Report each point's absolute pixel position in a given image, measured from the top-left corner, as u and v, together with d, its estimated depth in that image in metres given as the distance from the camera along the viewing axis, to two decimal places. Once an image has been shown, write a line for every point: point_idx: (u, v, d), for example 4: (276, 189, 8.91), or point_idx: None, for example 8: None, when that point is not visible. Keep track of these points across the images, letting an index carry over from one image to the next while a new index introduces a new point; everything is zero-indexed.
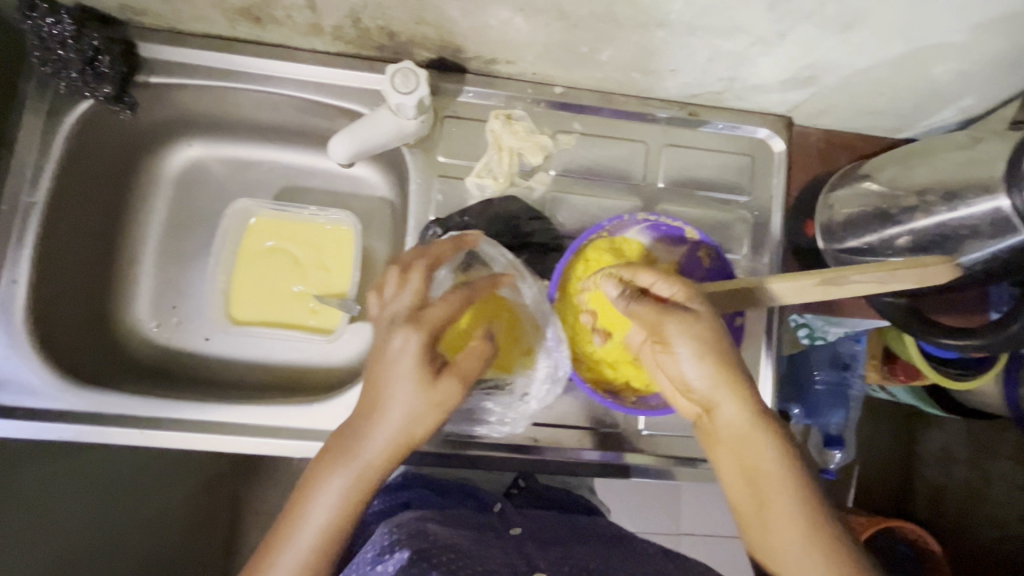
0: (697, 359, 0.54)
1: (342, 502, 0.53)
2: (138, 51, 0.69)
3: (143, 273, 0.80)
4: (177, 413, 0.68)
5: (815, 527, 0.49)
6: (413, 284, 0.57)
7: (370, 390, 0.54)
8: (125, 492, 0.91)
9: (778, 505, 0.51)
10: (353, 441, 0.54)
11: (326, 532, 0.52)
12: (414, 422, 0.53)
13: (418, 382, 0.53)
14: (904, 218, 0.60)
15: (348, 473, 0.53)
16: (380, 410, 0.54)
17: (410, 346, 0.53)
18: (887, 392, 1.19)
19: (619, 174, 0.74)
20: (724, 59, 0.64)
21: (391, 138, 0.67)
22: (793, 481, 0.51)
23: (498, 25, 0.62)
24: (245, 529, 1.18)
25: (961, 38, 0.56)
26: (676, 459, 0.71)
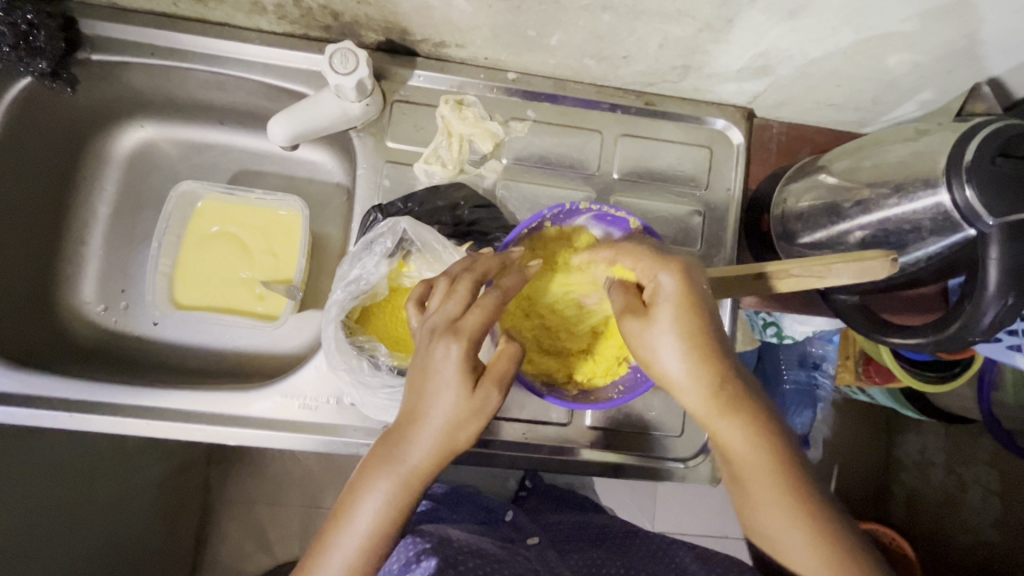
0: (679, 356, 0.48)
1: (385, 510, 0.49)
2: (79, 28, 0.68)
3: (90, 255, 0.78)
4: (113, 397, 0.67)
5: (795, 507, 0.48)
6: (459, 293, 0.52)
7: (411, 396, 0.49)
8: (89, 477, 0.90)
9: (757, 488, 0.49)
10: (392, 449, 0.49)
11: (370, 540, 0.49)
12: (459, 429, 0.49)
13: (462, 390, 0.48)
14: (854, 212, 0.59)
15: (392, 482, 0.49)
16: (420, 419, 0.49)
17: (454, 355, 0.48)
18: (868, 395, 1.16)
19: (573, 164, 0.73)
20: (675, 45, 0.62)
21: (336, 122, 0.66)
22: (782, 476, 0.48)
23: (440, 6, 0.60)
24: (218, 517, 1.16)
25: (911, 27, 0.54)
26: (623, 455, 0.71)
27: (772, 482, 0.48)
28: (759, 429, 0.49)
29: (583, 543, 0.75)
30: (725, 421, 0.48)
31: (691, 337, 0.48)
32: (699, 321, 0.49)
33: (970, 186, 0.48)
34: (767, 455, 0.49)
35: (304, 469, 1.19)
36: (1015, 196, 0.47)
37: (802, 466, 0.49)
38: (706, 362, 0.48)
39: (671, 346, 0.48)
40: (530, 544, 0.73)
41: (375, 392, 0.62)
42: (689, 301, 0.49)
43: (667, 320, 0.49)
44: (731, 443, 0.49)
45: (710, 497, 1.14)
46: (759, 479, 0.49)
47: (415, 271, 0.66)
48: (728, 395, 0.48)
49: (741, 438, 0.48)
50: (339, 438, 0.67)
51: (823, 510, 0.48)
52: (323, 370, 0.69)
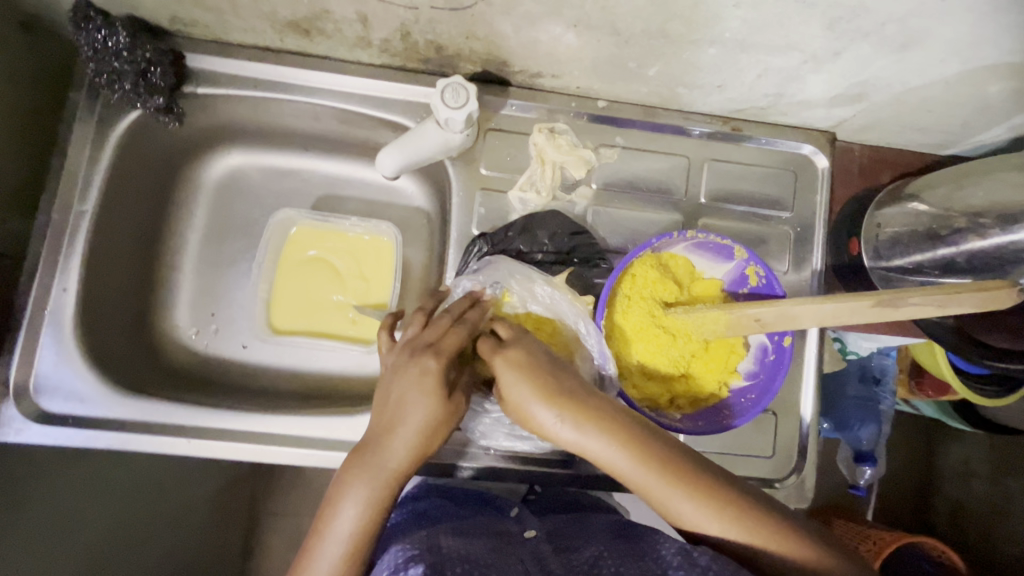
0: (528, 386, 0.51)
1: (364, 516, 0.51)
2: (187, 62, 0.70)
3: (183, 281, 0.80)
4: (220, 422, 0.69)
5: (705, 495, 0.48)
6: (439, 322, 0.58)
7: (385, 412, 0.53)
8: (147, 496, 0.90)
9: (671, 499, 0.48)
10: (367, 458, 0.52)
11: (352, 546, 0.51)
12: (432, 435, 0.53)
13: (436, 401, 0.53)
14: (957, 238, 0.60)
15: (373, 483, 0.51)
16: (394, 429, 0.53)
17: (434, 368, 0.53)
18: (911, 405, 1.16)
19: (660, 189, 0.74)
20: (773, 75, 0.64)
21: (438, 151, 0.67)
22: (686, 475, 0.48)
23: (548, 40, 0.62)
24: (264, 532, 1.15)
25: (1019, 59, 0.55)
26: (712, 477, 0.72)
27: (678, 483, 0.48)
28: (636, 438, 0.49)
29: (585, 535, 0.60)
30: (589, 441, 0.49)
31: (534, 373, 0.52)
32: (531, 359, 0.53)
33: None
34: (665, 458, 0.49)
35: None
36: None
37: (696, 456, 0.50)
38: (552, 387, 0.51)
39: (512, 380, 0.52)
40: (526, 538, 0.59)
41: None
42: (521, 354, 0.53)
43: (514, 373, 0.52)
44: (625, 467, 0.49)
45: None
46: (662, 489, 0.48)
47: (517, 299, 0.66)
48: (582, 407, 0.50)
49: (609, 451, 0.49)
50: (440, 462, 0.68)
51: (728, 486, 0.49)
52: None
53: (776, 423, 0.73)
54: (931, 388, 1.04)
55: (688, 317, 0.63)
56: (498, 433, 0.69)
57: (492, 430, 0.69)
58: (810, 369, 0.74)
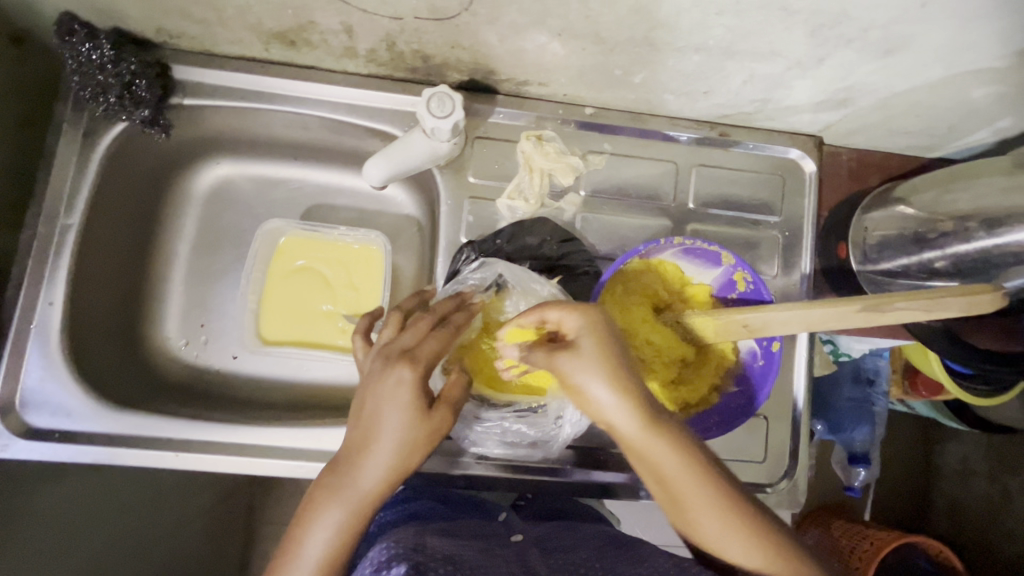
0: (598, 371, 0.48)
1: (335, 540, 0.48)
2: (172, 74, 0.70)
3: (172, 292, 0.80)
4: (208, 435, 0.68)
5: (753, 531, 0.46)
6: (417, 327, 0.57)
7: (362, 425, 0.51)
8: (136, 508, 0.90)
9: (719, 527, 0.46)
10: (343, 477, 0.50)
11: (320, 570, 0.47)
12: (410, 452, 0.51)
13: (413, 415, 0.51)
14: (943, 242, 0.60)
15: (344, 506, 0.49)
16: (371, 444, 0.51)
17: (407, 378, 0.51)
18: (905, 405, 1.16)
19: (649, 195, 0.74)
20: (759, 81, 0.64)
21: (425, 160, 0.67)
22: (739, 508, 0.47)
23: (534, 49, 0.62)
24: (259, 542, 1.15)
25: (1003, 64, 0.55)
26: None
27: (730, 514, 0.46)
28: (699, 456, 0.47)
29: (572, 543, 0.59)
30: (654, 449, 0.47)
31: (613, 369, 0.48)
32: (612, 354, 0.49)
33: None
34: (720, 485, 0.47)
35: None
36: None
37: (752, 495, 0.48)
38: (631, 387, 0.48)
39: (586, 370, 0.48)
40: (513, 543, 0.58)
41: None
42: (600, 346, 0.49)
43: (590, 363, 0.48)
44: (681, 482, 0.47)
45: None
46: (713, 515, 0.46)
47: (509, 305, 0.67)
48: (653, 413, 0.48)
49: (673, 459, 0.47)
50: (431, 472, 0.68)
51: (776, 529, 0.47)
52: None
53: (768, 428, 0.73)
54: (925, 388, 1.04)
55: (678, 323, 0.63)
56: (486, 441, 0.68)
57: (480, 439, 0.68)
58: (800, 373, 0.74)
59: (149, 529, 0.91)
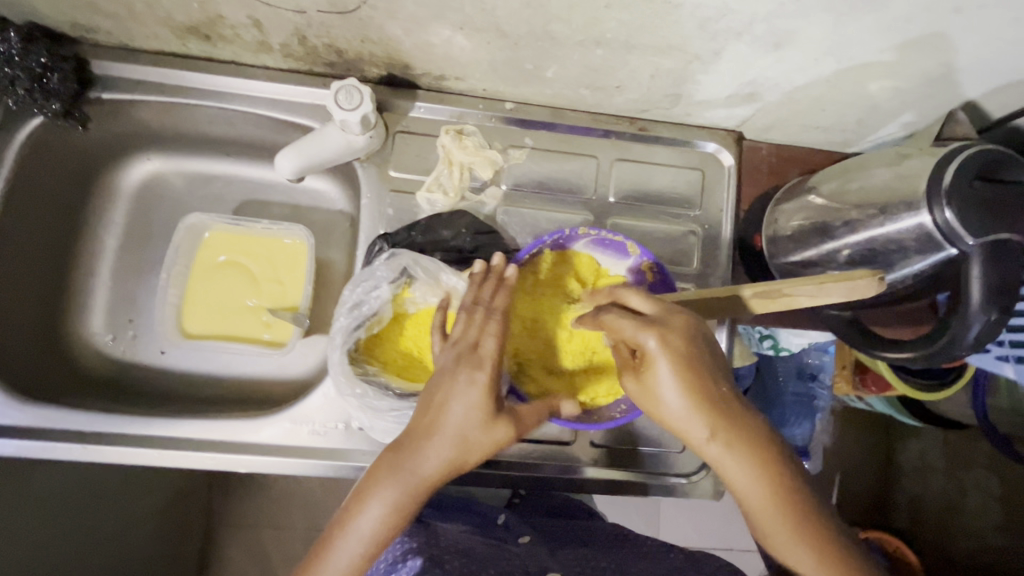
0: (676, 403, 0.48)
1: (387, 520, 0.51)
2: (91, 68, 0.70)
3: (98, 287, 0.80)
4: (121, 427, 0.68)
5: (805, 534, 0.49)
6: (481, 324, 0.57)
7: (424, 420, 0.53)
8: (88, 511, 0.84)
9: (773, 526, 0.50)
10: (397, 467, 0.52)
11: (372, 544, 0.50)
12: (471, 449, 0.53)
13: (483, 415, 0.53)
14: (843, 232, 0.60)
15: (400, 489, 0.51)
16: (428, 438, 0.52)
17: (479, 380, 0.53)
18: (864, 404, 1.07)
19: (570, 189, 0.75)
20: (666, 76, 0.65)
21: (341, 153, 0.68)
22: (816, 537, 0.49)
23: (441, 43, 0.63)
24: (222, 542, 1.10)
25: (889, 57, 0.57)
26: (645, 472, 0.74)
27: (791, 520, 0.49)
28: (781, 486, 0.49)
29: (571, 544, 0.67)
30: (722, 461, 0.49)
31: (693, 384, 0.48)
32: (695, 369, 0.48)
33: (950, 209, 0.50)
34: (786, 492, 0.49)
35: (305, 491, 1.12)
36: (986, 219, 0.49)
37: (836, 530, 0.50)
38: (709, 400, 0.48)
39: (666, 384, 0.48)
40: (520, 542, 0.67)
41: (383, 414, 0.64)
42: (685, 356, 0.48)
43: (670, 377, 0.48)
44: (745, 491, 0.49)
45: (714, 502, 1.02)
46: (772, 516, 0.49)
47: (418, 295, 0.68)
48: (730, 424, 0.48)
49: (752, 485, 0.49)
50: (349, 463, 0.68)
51: (829, 530, 0.50)
52: (330, 396, 0.70)
53: None
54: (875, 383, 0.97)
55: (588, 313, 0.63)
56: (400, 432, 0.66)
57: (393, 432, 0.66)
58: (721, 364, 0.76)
59: (94, 531, 0.84)
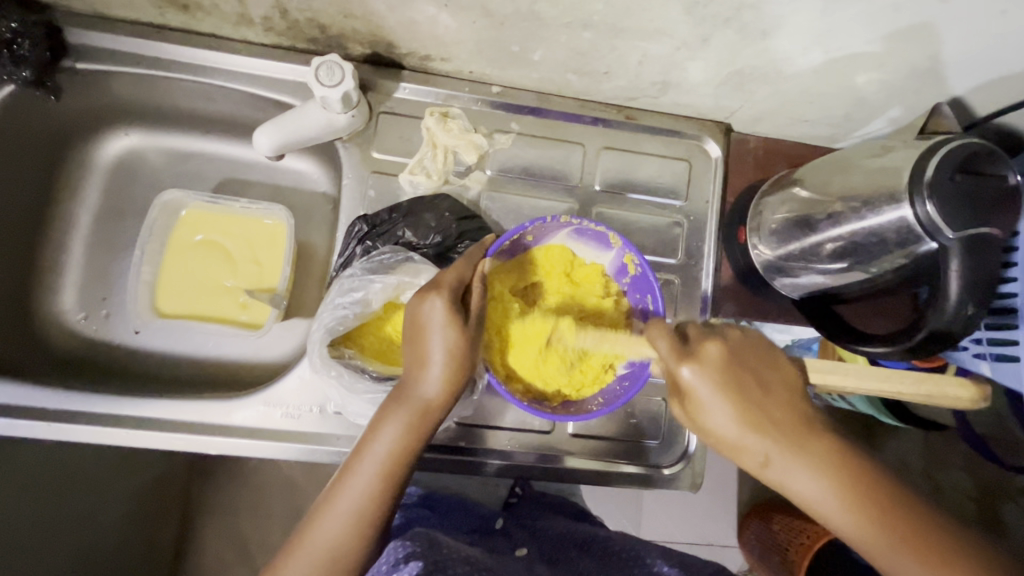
0: (726, 406, 0.47)
1: (399, 441, 0.53)
2: (65, 36, 0.68)
3: (71, 263, 0.77)
4: (86, 406, 0.67)
5: (931, 555, 0.42)
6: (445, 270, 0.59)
7: (414, 345, 0.55)
8: (61, 488, 0.79)
9: (875, 541, 0.44)
10: (406, 389, 0.55)
11: (388, 462, 0.53)
12: (462, 359, 0.55)
13: (454, 328, 0.54)
14: (827, 225, 0.60)
15: (407, 415, 0.54)
16: (424, 359, 0.54)
17: (439, 302, 0.54)
18: (847, 402, 0.99)
19: (555, 176, 0.74)
20: (654, 62, 0.64)
21: (322, 131, 0.68)
22: (921, 538, 0.43)
23: (426, 21, 0.62)
24: (200, 529, 1.04)
25: (875, 48, 0.57)
26: (622, 458, 0.74)
27: (889, 532, 0.44)
28: (852, 483, 0.45)
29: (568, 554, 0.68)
30: (783, 467, 0.46)
31: (746, 401, 0.47)
32: (744, 385, 0.48)
33: (931, 202, 0.49)
34: (894, 512, 0.44)
35: (294, 483, 1.07)
36: (965, 214, 0.49)
37: (956, 528, 0.43)
38: (768, 424, 0.47)
39: (717, 409, 0.47)
40: (519, 558, 0.66)
41: (357, 395, 0.63)
42: (728, 371, 0.48)
43: (716, 398, 0.47)
44: (838, 517, 0.45)
45: (695, 495, 1.02)
46: (861, 523, 0.44)
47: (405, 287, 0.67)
48: (805, 445, 0.46)
49: (820, 489, 0.45)
50: (322, 446, 0.67)
51: (961, 546, 0.42)
52: (305, 378, 0.69)
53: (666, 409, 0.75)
54: None
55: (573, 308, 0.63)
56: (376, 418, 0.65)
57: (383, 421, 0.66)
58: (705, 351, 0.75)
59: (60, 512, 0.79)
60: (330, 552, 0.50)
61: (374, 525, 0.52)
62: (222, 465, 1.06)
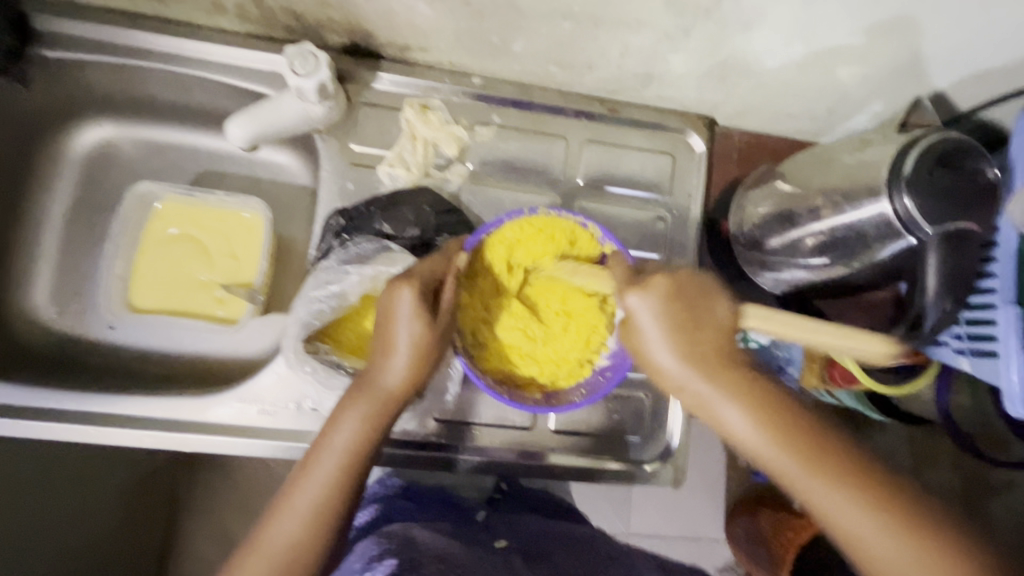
0: (663, 334, 0.48)
1: (361, 433, 0.53)
2: (32, 23, 0.66)
3: (43, 258, 0.76)
4: (57, 403, 0.65)
5: (842, 482, 0.44)
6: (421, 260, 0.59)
7: (381, 337, 0.55)
8: (41, 488, 0.78)
9: (791, 471, 0.46)
10: (370, 380, 0.55)
11: (349, 455, 0.52)
12: (427, 352, 0.55)
13: (421, 321, 0.54)
14: (808, 220, 0.59)
15: (369, 406, 0.53)
16: (391, 351, 0.54)
17: (409, 291, 0.54)
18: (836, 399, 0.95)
19: (538, 170, 0.73)
20: (637, 54, 0.63)
21: (298, 123, 0.66)
22: (837, 469, 0.45)
23: (403, 10, 0.60)
24: (185, 528, 1.03)
25: (857, 41, 0.56)
26: (604, 455, 0.73)
27: (805, 461, 0.45)
28: (776, 416, 0.47)
29: (546, 546, 0.68)
30: (714, 396, 0.48)
31: (683, 334, 0.48)
32: (682, 322, 0.48)
33: (908, 196, 0.49)
34: (812, 445, 0.46)
35: (280, 480, 1.05)
36: (944, 208, 0.48)
37: (872, 463, 0.45)
38: (701, 355, 0.48)
39: (658, 344, 0.49)
40: (498, 549, 0.65)
41: (332, 391, 0.63)
42: (674, 302, 0.48)
43: (658, 328, 0.48)
44: (759, 447, 0.47)
45: (682, 491, 1.02)
46: (780, 453, 0.46)
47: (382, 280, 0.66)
48: (732, 376, 0.48)
49: (745, 421, 0.47)
50: (299, 443, 0.66)
51: (872, 477, 0.44)
52: (282, 374, 0.68)
53: (648, 404, 0.74)
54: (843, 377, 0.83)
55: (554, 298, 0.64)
56: None
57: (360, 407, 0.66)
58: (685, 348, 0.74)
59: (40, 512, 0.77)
60: (289, 551, 0.49)
61: (333, 519, 0.51)
62: (207, 463, 1.04)
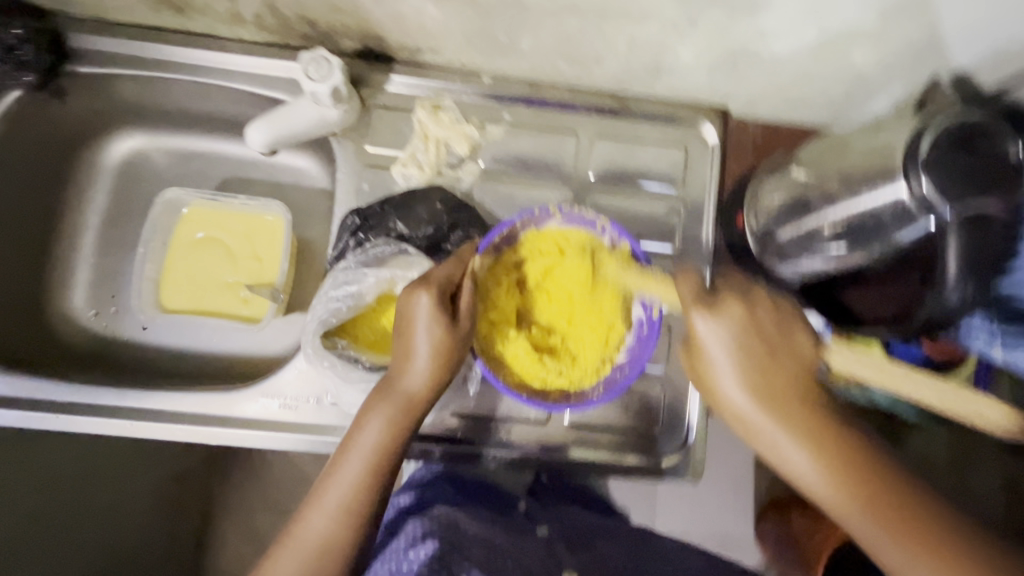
0: (732, 365, 0.51)
1: (385, 435, 0.55)
2: (68, 42, 0.70)
3: (82, 263, 0.80)
4: (95, 399, 0.69)
5: (907, 534, 0.43)
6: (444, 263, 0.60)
7: (400, 338, 0.57)
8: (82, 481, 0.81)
9: (856, 522, 0.45)
10: (391, 382, 0.56)
11: (375, 454, 0.54)
12: (446, 356, 0.56)
13: (440, 325, 0.55)
14: (824, 208, 0.58)
15: (392, 410, 0.55)
16: (411, 353, 0.56)
17: (426, 297, 0.56)
18: None
19: (549, 165, 0.74)
20: (644, 46, 0.63)
21: (313, 127, 0.69)
22: (905, 523, 0.43)
23: (412, 13, 0.62)
24: (220, 524, 1.05)
25: (869, 23, 0.55)
26: (623, 448, 0.73)
27: (868, 509, 0.44)
28: (834, 451, 0.47)
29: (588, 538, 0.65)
30: (771, 426, 0.49)
31: (751, 360, 0.51)
32: (751, 344, 0.51)
33: (926, 175, 0.47)
34: (874, 487, 0.45)
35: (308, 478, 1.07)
36: (963, 187, 0.47)
37: (957, 519, 0.43)
38: (763, 382, 0.50)
39: (724, 370, 0.51)
40: (539, 538, 0.64)
41: (352, 385, 0.64)
42: (744, 329, 0.51)
43: (723, 354, 0.51)
44: (815, 483, 0.47)
45: None
46: (843, 496, 0.46)
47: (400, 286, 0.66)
48: (796, 407, 0.49)
49: (797, 450, 0.48)
50: (321, 438, 0.68)
51: (946, 529, 0.42)
52: (304, 370, 0.70)
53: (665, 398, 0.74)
54: None
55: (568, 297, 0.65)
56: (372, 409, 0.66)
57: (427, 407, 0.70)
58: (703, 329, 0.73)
59: None
60: (319, 547, 0.52)
61: (364, 515, 0.53)
62: (239, 461, 1.06)
